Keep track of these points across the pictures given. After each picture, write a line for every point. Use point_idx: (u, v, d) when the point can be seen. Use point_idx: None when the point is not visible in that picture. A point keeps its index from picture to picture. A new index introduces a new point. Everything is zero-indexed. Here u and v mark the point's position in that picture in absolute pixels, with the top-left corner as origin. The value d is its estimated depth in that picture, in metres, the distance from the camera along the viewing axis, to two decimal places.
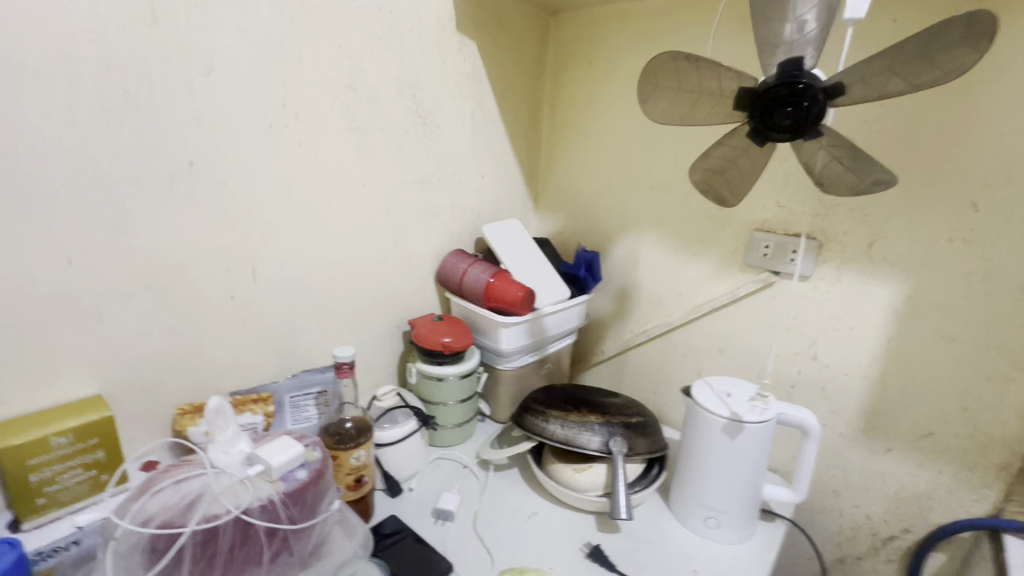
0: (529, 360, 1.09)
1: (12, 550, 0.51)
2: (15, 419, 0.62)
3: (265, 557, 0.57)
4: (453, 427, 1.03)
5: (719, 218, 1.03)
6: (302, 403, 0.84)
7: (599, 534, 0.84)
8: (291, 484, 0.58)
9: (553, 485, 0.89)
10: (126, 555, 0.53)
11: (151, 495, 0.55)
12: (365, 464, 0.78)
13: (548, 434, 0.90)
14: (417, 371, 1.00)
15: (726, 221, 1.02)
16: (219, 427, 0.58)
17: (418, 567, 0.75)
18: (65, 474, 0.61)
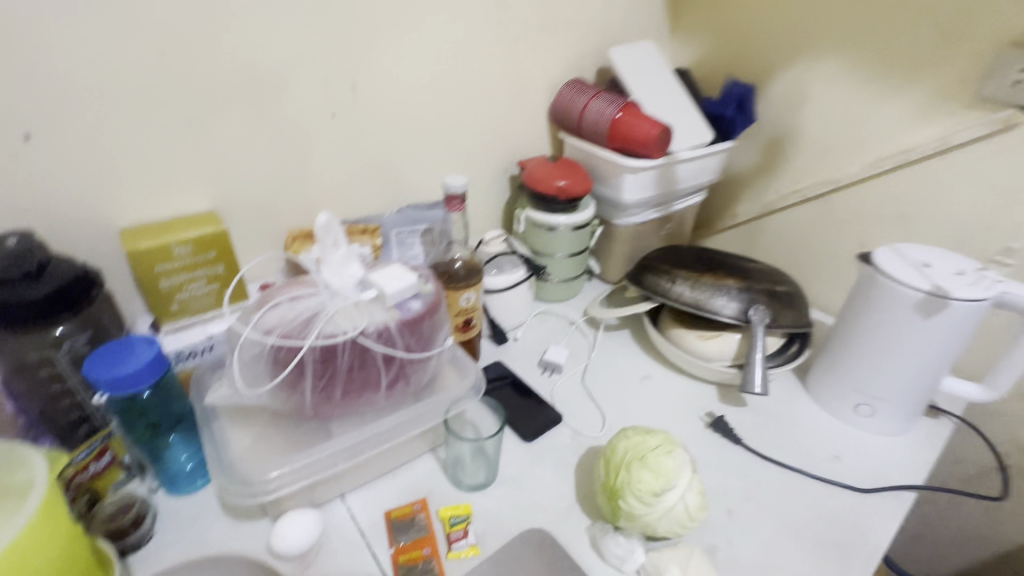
0: (652, 216, 0.95)
1: (150, 348, 0.52)
2: (140, 228, 0.61)
3: (383, 382, 0.55)
4: (560, 281, 0.95)
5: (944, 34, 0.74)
6: (408, 240, 0.78)
7: (722, 406, 0.76)
8: (405, 313, 0.54)
9: (673, 350, 0.81)
10: (252, 363, 0.52)
11: (269, 308, 0.53)
12: (474, 307, 0.73)
13: (674, 296, 0.78)
14: (525, 218, 0.90)
15: (953, 40, 0.74)
16: (330, 247, 0.54)
17: (528, 414, 0.73)
18: (191, 285, 0.61)
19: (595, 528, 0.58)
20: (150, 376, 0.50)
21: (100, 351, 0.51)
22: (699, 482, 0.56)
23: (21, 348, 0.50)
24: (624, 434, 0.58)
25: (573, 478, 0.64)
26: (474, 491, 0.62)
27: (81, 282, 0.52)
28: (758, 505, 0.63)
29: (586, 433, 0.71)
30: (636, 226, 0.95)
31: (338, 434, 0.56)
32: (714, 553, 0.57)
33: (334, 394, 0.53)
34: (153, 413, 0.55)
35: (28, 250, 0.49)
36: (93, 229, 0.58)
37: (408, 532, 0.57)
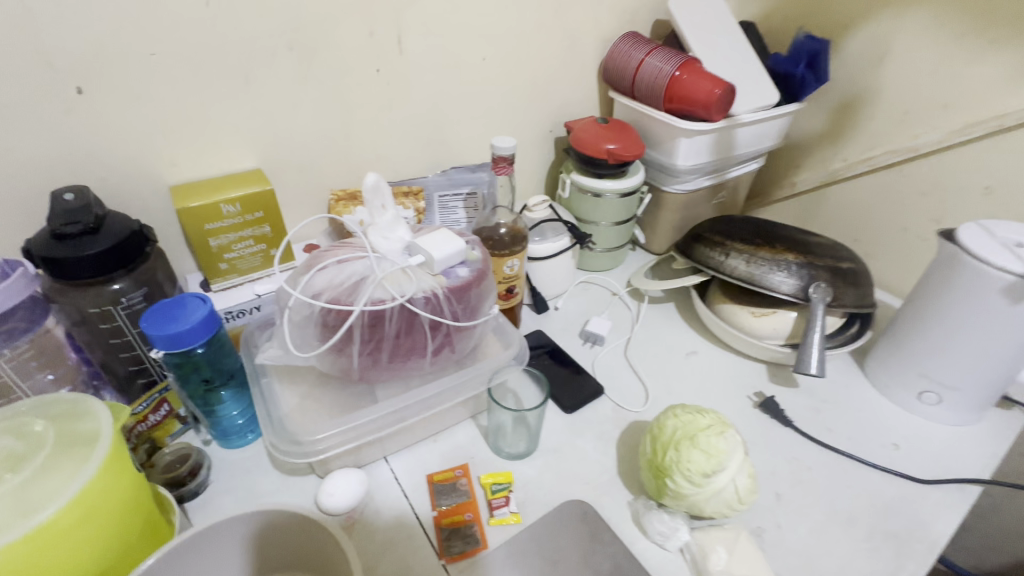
0: (705, 185, 0.90)
1: (203, 306, 0.52)
2: (188, 185, 0.61)
3: (429, 349, 0.54)
4: (604, 251, 0.92)
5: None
6: (451, 204, 0.76)
7: (772, 386, 0.73)
8: (453, 280, 0.53)
9: (722, 326, 0.77)
10: (301, 326, 0.52)
11: (317, 271, 0.52)
12: (517, 274, 0.71)
13: (728, 270, 0.74)
14: (571, 183, 0.87)
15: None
16: (378, 210, 0.52)
17: (569, 385, 0.72)
18: (239, 244, 0.61)
19: (637, 503, 0.57)
20: (202, 333, 0.51)
21: (156, 308, 0.52)
22: (750, 464, 0.54)
23: (81, 302, 0.51)
24: (672, 411, 0.57)
25: (615, 451, 0.63)
26: (513, 459, 0.62)
27: (136, 238, 0.52)
28: (808, 489, 0.60)
29: (628, 407, 0.69)
30: (687, 194, 0.90)
31: (383, 398, 0.57)
32: (760, 536, 0.55)
33: (381, 359, 0.53)
34: (206, 368, 0.55)
35: (86, 205, 0.49)
36: (144, 186, 0.59)
37: (450, 496, 0.57)
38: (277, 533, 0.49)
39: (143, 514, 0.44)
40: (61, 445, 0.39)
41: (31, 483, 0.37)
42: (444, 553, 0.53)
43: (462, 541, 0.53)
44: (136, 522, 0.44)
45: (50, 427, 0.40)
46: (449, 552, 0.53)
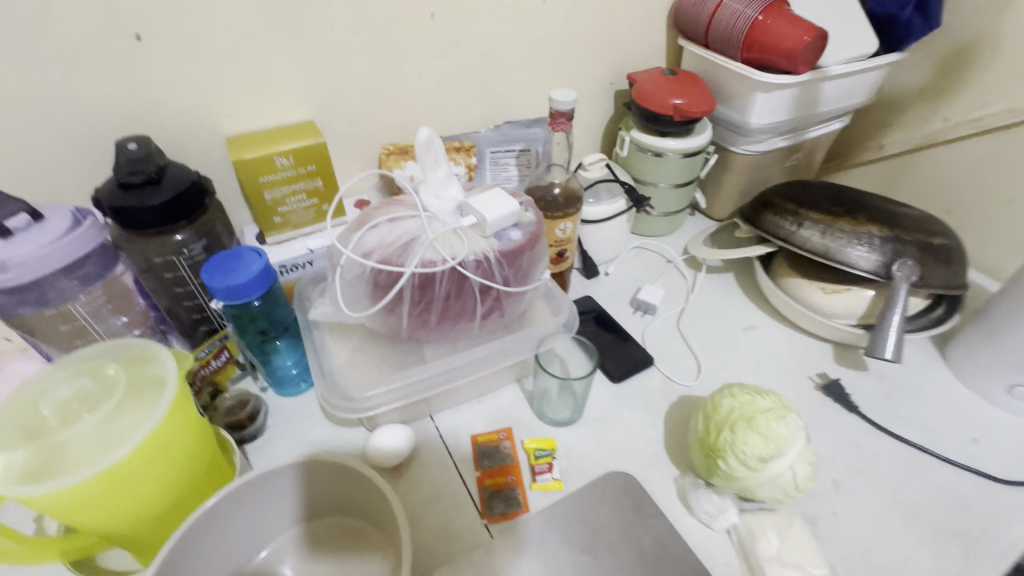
0: (779, 146, 0.82)
1: (259, 259, 0.53)
2: (244, 136, 0.60)
3: (478, 314, 0.53)
4: (660, 215, 0.87)
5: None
6: (503, 161, 0.73)
7: (837, 367, 0.69)
8: (505, 244, 0.51)
9: (786, 302, 0.72)
10: (352, 285, 0.51)
11: (368, 230, 0.51)
12: (568, 238, 0.68)
13: (800, 242, 0.68)
14: (630, 141, 0.81)
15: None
16: (431, 166, 0.50)
17: (618, 353, 0.70)
18: (292, 199, 0.61)
19: (684, 480, 0.56)
20: (259, 287, 0.52)
21: (215, 260, 0.53)
22: (810, 451, 0.51)
23: (147, 251, 0.53)
24: (728, 390, 0.54)
25: (663, 425, 0.62)
26: (556, 426, 0.61)
27: (195, 189, 0.53)
28: (871, 479, 0.57)
29: (679, 380, 0.67)
30: (758, 156, 0.82)
31: (431, 359, 0.56)
32: (815, 524, 0.53)
33: (430, 321, 0.52)
34: (262, 319, 0.57)
35: (148, 155, 0.49)
36: (202, 137, 0.59)
37: (493, 458, 0.58)
38: (325, 477, 0.50)
39: (207, 453, 0.47)
40: (131, 389, 0.41)
41: (107, 424, 0.39)
42: (486, 512, 0.53)
43: (504, 503, 0.54)
44: (201, 460, 0.46)
45: (121, 371, 0.42)
46: (491, 512, 0.53)
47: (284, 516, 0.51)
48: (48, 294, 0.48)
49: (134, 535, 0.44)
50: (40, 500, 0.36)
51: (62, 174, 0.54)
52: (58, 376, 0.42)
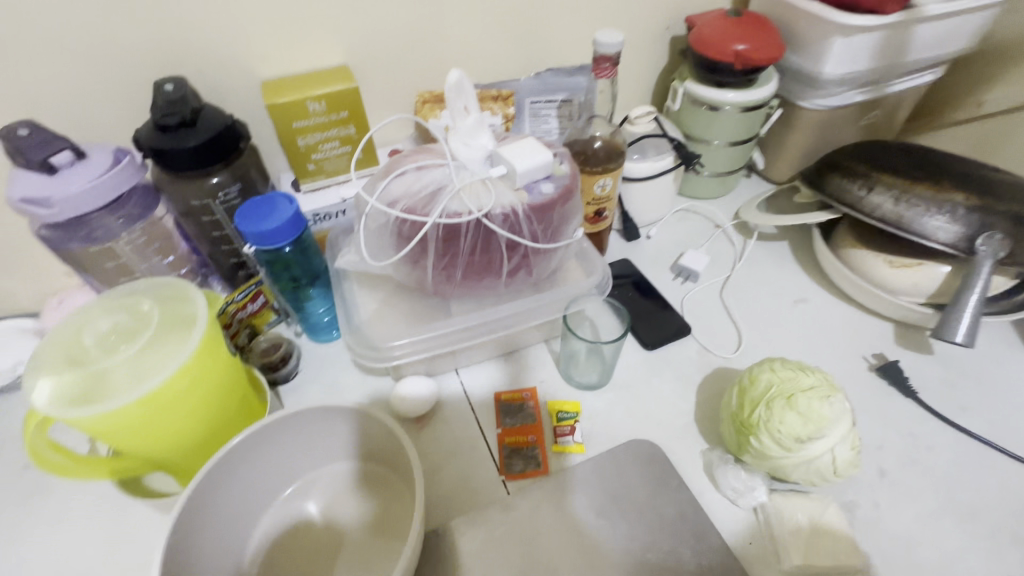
0: (855, 100, 0.73)
1: (290, 206, 0.53)
2: (276, 80, 0.59)
3: (504, 270, 0.51)
4: (712, 176, 0.80)
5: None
6: (543, 113, 0.69)
7: (897, 349, 0.63)
8: (535, 197, 0.48)
9: (846, 274, 0.66)
10: (377, 234, 0.50)
11: (394, 178, 0.50)
12: (608, 196, 0.64)
13: (867, 209, 0.61)
14: (684, 93, 0.74)
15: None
16: (460, 112, 0.48)
17: (653, 320, 0.66)
18: (325, 145, 0.60)
19: (712, 454, 0.53)
20: (289, 233, 0.52)
21: (248, 205, 0.53)
22: (855, 435, 0.47)
23: (187, 194, 0.54)
24: (768, 364, 0.50)
25: (694, 396, 0.59)
26: (582, 389, 0.60)
27: (230, 134, 0.53)
28: (922, 471, 0.52)
29: (716, 352, 0.63)
30: (830, 112, 0.74)
31: (457, 314, 0.56)
32: (852, 512, 0.50)
33: (454, 275, 0.51)
34: (296, 266, 0.58)
35: (183, 96, 0.49)
36: (237, 81, 0.58)
37: (516, 416, 0.57)
38: (344, 420, 0.51)
39: (238, 389, 0.49)
40: (165, 324, 0.43)
41: (142, 356, 0.41)
42: (504, 469, 0.53)
43: (523, 462, 0.54)
44: (232, 395, 0.48)
45: (155, 307, 0.44)
46: (509, 469, 0.53)
47: (308, 455, 0.52)
48: (93, 230, 0.51)
49: (172, 461, 0.47)
50: (85, 424, 0.39)
51: (102, 115, 0.54)
52: (98, 310, 0.44)
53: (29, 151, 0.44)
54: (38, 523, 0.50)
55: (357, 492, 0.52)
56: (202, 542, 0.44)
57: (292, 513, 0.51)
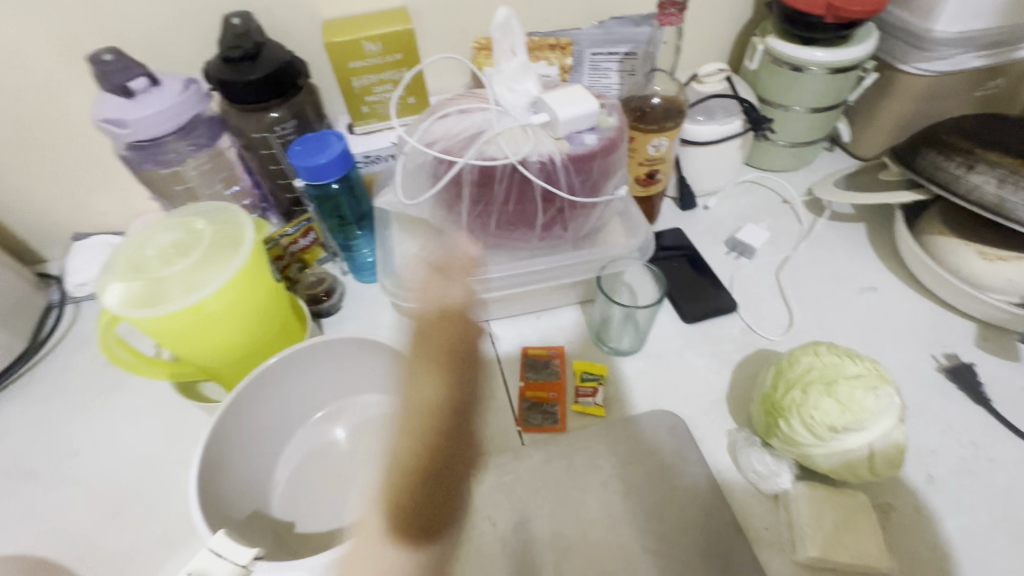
0: (971, 67, 0.63)
1: (340, 143, 0.55)
2: (336, 20, 0.59)
3: (538, 222, 0.50)
4: (786, 145, 0.74)
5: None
6: (603, 66, 0.66)
7: (975, 351, 0.56)
8: (576, 148, 0.46)
9: (927, 264, 0.59)
10: (414, 175, 0.51)
11: (437, 119, 0.50)
12: (663, 157, 0.60)
13: (960, 188, 0.54)
14: (764, 51, 0.67)
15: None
16: (506, 54, 0.46)
17: (697, 293, 0.63)
18: (379, 88, 0.61)
19: (738, 434, 0.51)
20: (336, 170, 0.54)
21: (302, 139, 0.55)
22: (901, 434, 0.43)
23: (248, 126, 0.57)
24: (813, 348, 0.47)
25: (729, 375, 0.56)
26: (612, 355, 0.59)
27: (289, 69, 0.54)
28: (981, 484, 0.47)
29: (762, 333, 0.59)
30: (939, 78, 0.64)
31: (492, 264, 0.55)
32: (887, 515, 0.46)
33: (489, 224, 0.51)
34: (343, 206, 0.60)
35: (247, 31, 0.51)
36: (299, 20, 0.59)
37: (539, 371, 0.57)
38: (371, 353, 0.53)
39: (278, 310, 0.53)
40: (216, 242, 0.47)
41: (195, 269, 0.45)
42: (522, 420, 0.54)
43: (541, 416, 0.54)
44: (273, 314, 0.52)
45: (208, 227, 0.48)
46: (527, 421, 0.54)
47: (337, 384, 0.56)
48: (163, 153, 0.55)
49: (219, 371, 0.52)
50: (143, 324, 0.43)
51: (178, 47, 0.57)
52: (159, 225, 0.48)
53: (112, 75, 0.48)
54: (113, 410, 0.57)
55: (380, 425, 0.55)
56: (238, 445, 0.48)
57: (321, 434, 0.55)
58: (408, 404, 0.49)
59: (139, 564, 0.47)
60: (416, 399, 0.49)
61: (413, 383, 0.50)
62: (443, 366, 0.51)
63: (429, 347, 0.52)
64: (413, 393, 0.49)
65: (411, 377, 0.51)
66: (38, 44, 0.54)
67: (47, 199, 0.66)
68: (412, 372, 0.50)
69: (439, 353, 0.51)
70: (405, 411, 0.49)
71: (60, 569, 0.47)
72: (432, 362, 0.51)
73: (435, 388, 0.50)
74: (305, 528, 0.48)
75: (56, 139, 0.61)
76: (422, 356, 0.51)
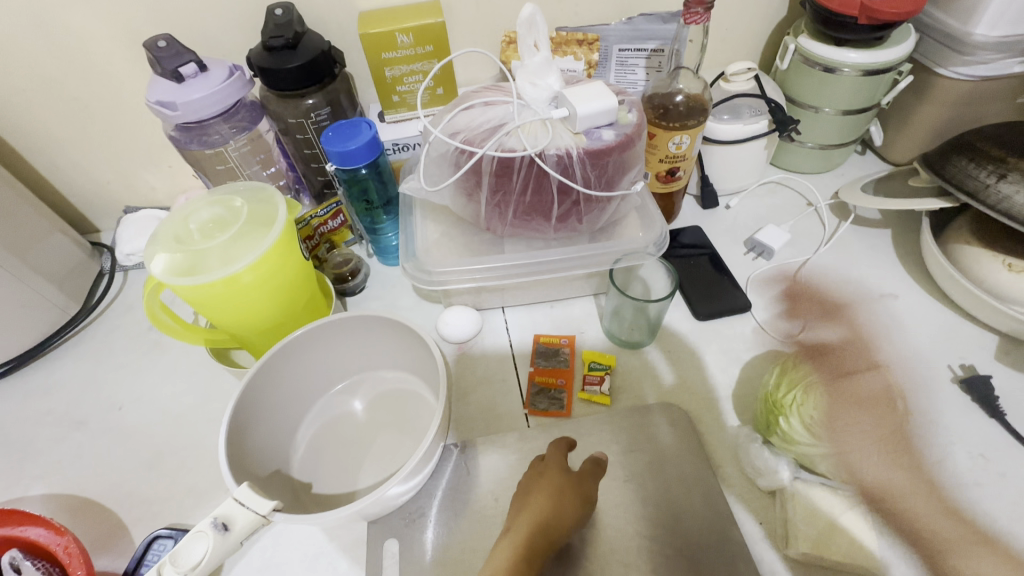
0: (1013, 72, 0.61)
1: (370, 130, 0.57)
2: (370, 12, 0.61)
3: (554, 214, 0.52)
4: (813, 147, 0.73)
5: (884, 473, 0.45)
6: (631, 62, 0.66)
7: (994, 365, 0.55)
8: (594, 142, 0.48)
9: (951, 273, 0.58)
10: (437, 163, 0.53)
11: (462, 110, 0.52)
12: (684, 155, 0.61)
13: (990, 200, 0.53)
14: (795, 50, 0.66)
15: (890, 474, 0.45)
16: (530, 49, 0.48)
17: (712, 291, 0.63)
18: (410, 79, 0.63)
19: (740, 430, 0.52)
20: (365, 157, 0.57)
21: (334, 126, 0.58)
22: None
23: (285, 111, 0.60)
24: None
25: (737, 373, 0.57)
26: (622, 347, 0.60)
27: (326, 59, 0.57)
28: (987, 497, 0.47)
29: (773, 333, 0.60)
30: (979, 83, 0.62)
31: (509, 252, 0.57)
32: None
33: (507, 213, 0.53)
34: (371, 191, 0.63)
35: (289, 21, 0.54)
36: (339, 12, 0.62)
37: (549, 359, 0.59)
38: (389, 331, 0.56)
39: (305, 285, 0.56)
40: (251, 221, 0.50)
41: (231, 244, 0.48)
42: (529, 404, 0.56)
43: (548, 401, 0.56)
44: (300, 289, 0.56)
45: (245, 205, 0.51)
46: (533, 405, 0.56)
47: (358, 359, 0.59)
48: (208, 134, 0.60)
49: (249, 339, 0.55)
50: (184, 292, 0.47)
51: (224, 36, 0.61)
52: (202, 202, 0.52)
53: (164, 61, 0.53)
54: (155, 370, 0.62)
55: (395, 399, 0.58)
56: (264, 406, 0.52)
57: (340, 404, 0.58)
58: (537, 511, 0.43)
59: (172, 510, 0.51)
60: (547, 509, 0.43)
61: (536, 490, 0.45)
62: (578, 499, 0.45)
63: (563, 474, 0.46)
64: (544, 500, 0.44)
65: (539, 486, 0.45)
66: (99, 29, 0.58)
67: (102, 174, 0.71)
68: (547, 487, 0.45)
69: (580, 489, 0.45)
70: (533, 509, 0.43)
71: (103, 509, 0.52)
72: (582, 499, 0.45)
73: (572, 510, 0.44)
74: (321, 489, 0.52)
75: (112, 118, 0.66)
76: (561, 481, 0.45)
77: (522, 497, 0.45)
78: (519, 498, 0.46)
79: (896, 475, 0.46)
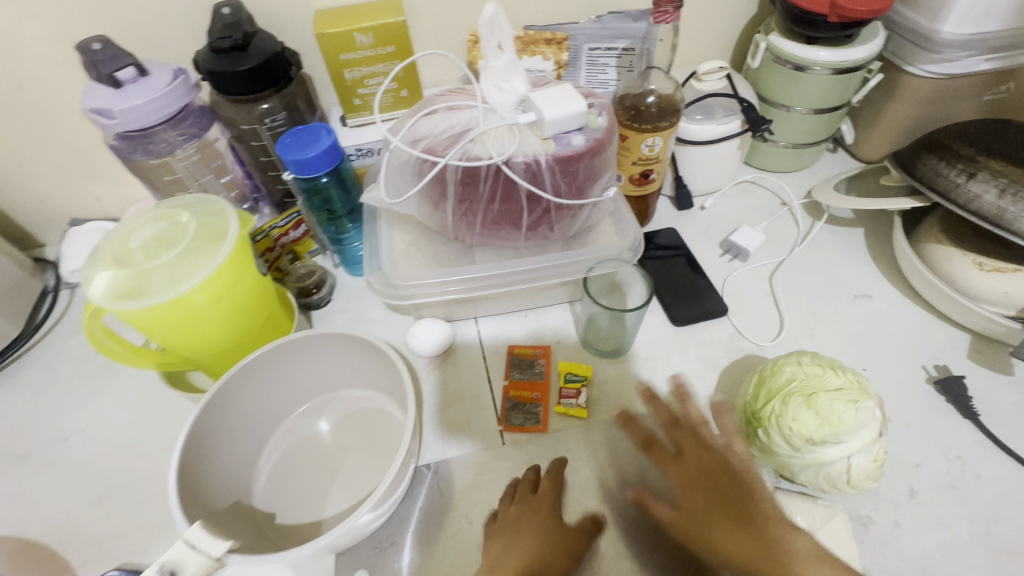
0: (980, 70, 0.61)
1: (329, 136, 0.54)
2: (327, 12, 0.58)
3: (523, 222, 0.50)
4: (786, 146, 0.72)
5: (733, 518, 0.42)
6: (601, 62, 0.64)
7: (967, 364, 0.55)
8: (562, 149, 0.46)
9: (923, 272, 0.58)
10: (399, 173, 0.50)
11: (425, 115, 0.49)
12: (658, 157, 0.59)
13: (959, 200, 0.53)
14: (767, 49, 0.65)
15: (745, 517, 0.42)
16: (493, 51, 0.45)
17: (689, 295, 0.62)
18: (372, 81, 0.60)
19: None
20: (325, 165, 0.54)
21: (291, 132, 0.55)
22: (882, 448, 0.44)
23: (238, 117, 0.57)
24: (796, 357, 0.47)
25: (715, 380, 0.56)
26: (599, 357, 0.58)
27: (280, 61, 0.54)
28: (965, 499, 0.47)
29: (750, 338, 0.59)
30: (946, 82, 0.62)
31: (479, 262, 0.55)
32: (865, 527, 0.46)
33: (475, 222, 0.50)
34: (333, 200, 0.59)
35: (237, 21, 0.51)
36: (293, 11, 0.58)
37: (524, 371, 0.57)
38: (354, 348, 0.53)
39: (263, 303, 0.53)
40: (200, 236, 0.47)
41: (178, 262, 0.45)
42: (504, 420, 0.54)
43: (522, 416, 0.54)
44: (258, 306, 0.52)
45: (191, 220, 0.48)
46: (508, 421, 0.54)
47: (322, 377, 0.56)
48: (154, 142, 0.56)
49: (205, 361, 0.52)
50: (126, 316, 0.43)
51: (168, 37, 0.57)
52: (145, 217, 0.48)
53: (100, 64, 0.48)
54: (103, 397, 0.58)
55: (363, 419, 0.55)
56: (220, 435, 0.49)
57: (305, 427, 0.55)
58: (527, 553, 0.41)
59: (123, 550, 0.48)
60: (537, 554, 0.41)
61: (527, 532, 0.43)
62: (568, 556, 0.42)
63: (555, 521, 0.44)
64: (535, 544, 0.42)
65: (530, 528, 0.43)
66: (29, 31, 0.54)
67: (44, 186, 0.67)
68: (539, 532, 0.43)
69: (572, 547, 0.43)
70: (521, 551, 0.41)
71: (48, 551, 0.48)
72: (570, 555, 0.43)
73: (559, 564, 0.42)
74: (285, 519, 0.49)
75: (49, 126, 0.61)
76: (555, 531, 0.43)
77: (506, 538, 0.43)
78: (503, 538, 0.43)
79: (750, 517, 0.41)
